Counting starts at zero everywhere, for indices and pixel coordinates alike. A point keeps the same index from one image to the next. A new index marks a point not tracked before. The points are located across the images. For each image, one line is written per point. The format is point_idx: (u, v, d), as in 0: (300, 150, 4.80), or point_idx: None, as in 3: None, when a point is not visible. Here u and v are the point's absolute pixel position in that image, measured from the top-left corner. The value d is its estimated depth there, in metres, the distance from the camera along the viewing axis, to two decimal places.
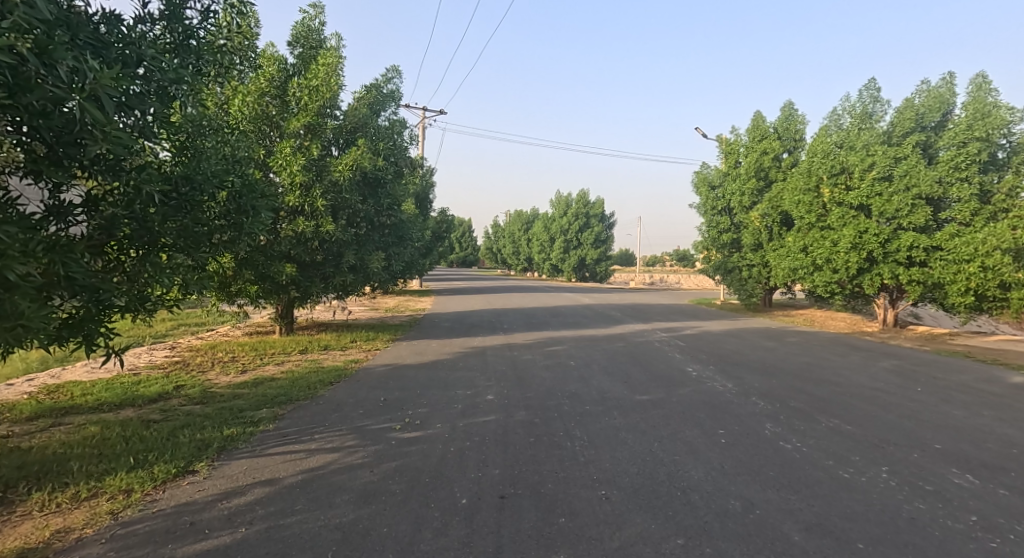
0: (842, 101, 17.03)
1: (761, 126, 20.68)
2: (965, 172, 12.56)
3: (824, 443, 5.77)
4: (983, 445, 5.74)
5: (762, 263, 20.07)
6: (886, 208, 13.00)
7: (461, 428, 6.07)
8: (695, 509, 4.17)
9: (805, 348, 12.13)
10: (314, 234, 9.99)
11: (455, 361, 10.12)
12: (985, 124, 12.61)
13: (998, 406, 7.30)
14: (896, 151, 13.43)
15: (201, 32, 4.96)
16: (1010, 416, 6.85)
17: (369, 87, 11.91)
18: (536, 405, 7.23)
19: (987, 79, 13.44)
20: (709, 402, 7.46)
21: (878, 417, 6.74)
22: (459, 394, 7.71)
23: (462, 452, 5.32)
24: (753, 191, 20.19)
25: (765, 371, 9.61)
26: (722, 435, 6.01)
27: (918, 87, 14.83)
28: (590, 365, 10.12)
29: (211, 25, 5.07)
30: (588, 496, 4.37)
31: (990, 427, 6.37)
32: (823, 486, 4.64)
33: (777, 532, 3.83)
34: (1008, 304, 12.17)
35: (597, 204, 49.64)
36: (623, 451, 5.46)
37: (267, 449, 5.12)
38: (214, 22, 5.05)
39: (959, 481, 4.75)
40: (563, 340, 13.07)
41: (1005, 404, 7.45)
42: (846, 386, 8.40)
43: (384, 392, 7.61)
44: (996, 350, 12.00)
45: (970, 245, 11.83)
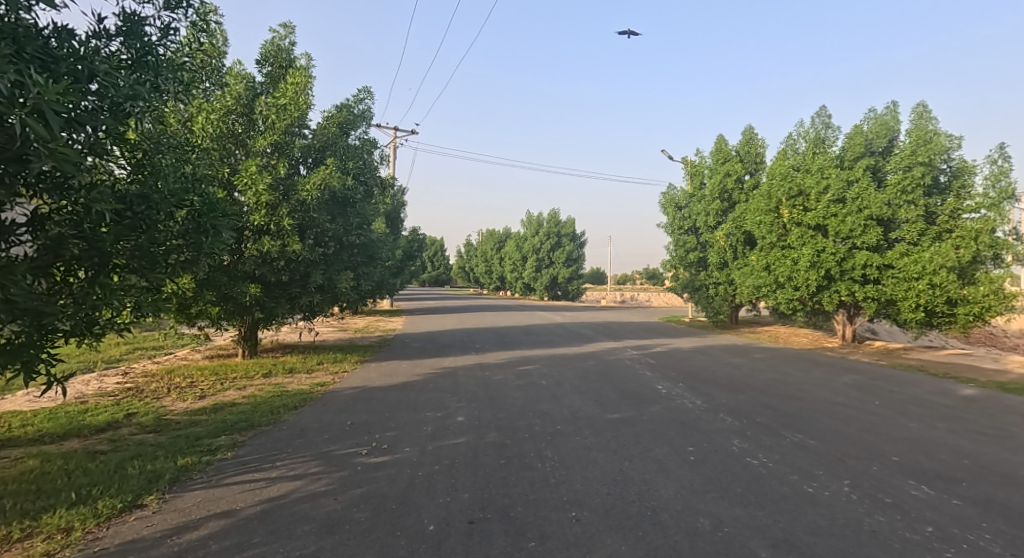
0: (796, 127, 17.52)
1: (724, 149, 21.29)
2: (912, 196, 12.97)
3: (789, 458, 5.85)
4: (937, 456, 5.91)
5: (728, 281, 20.57)
6: (841, 228, 13.46)
7: (431, 452, 5.99)
8: (665, 529, 4.16)
9: (771, 364, 12.35)
10: (280, 254, 9.86)
11: (425, 382, 10.00)
12: (928, 149, 12.98)
13: (950, 418, 7.52)
14: (848, 175, 13.85)
15: (161, 49, 4.87)
16: (962, 428, 7.08)
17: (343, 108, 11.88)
18: (508, 426, 7.18)
19: (928, 109, 14.04)
20: (680, 420, 7.52)
21: (840, 431, 6.89)
22: (429, 416, 7.61)
23: (431, 477, 5.23)
24: (717, 212, 20.77)
25: (731, 387, 9.72)
26: (692, 452, 6.07)
27: (867, 114, 15.38)
28: (561, 384, 10.14)
29: (173, 42, 4.99)
30: (559, 518, 4.33)
31: (944, 439, 6.56)
32: (788, 501, 4.70)
33: (744, 549, 3.85)
34: (957, 320, 12.79)
35: (569, 223, 50.16)
36: (594, 471, 5.46)
37: (224, 478, 4.96)
38: (176, 39, 4.97)
39: (916, 493, 4.86)
40: (536, 359, 13.06)
41: (957, 416, 7.71)
42: (809, 401, 8.54)
43: (350, 415, 7.46)
44: (948, 364, 12.43)
45: (918, 263, 12.40)
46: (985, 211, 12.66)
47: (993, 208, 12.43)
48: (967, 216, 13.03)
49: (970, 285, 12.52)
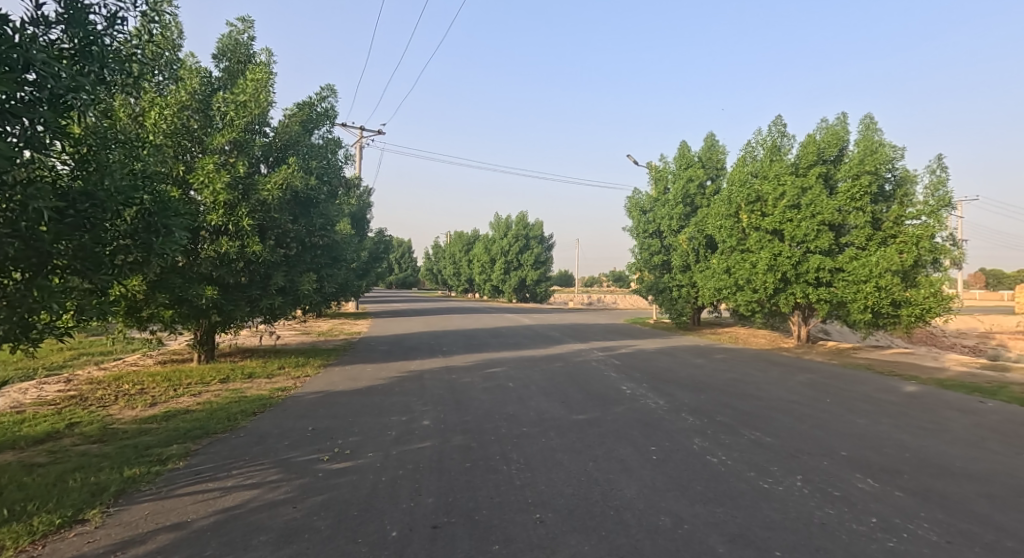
0: (754, 135, 17.91)
1: (687, 155, 21.77)
2: (861, 203, 13.44)
3: (747, 455, 6.00)
4: (882, 450, 6.15)
5: (690, 283, 20.99)
6: (797, 232, 13.93)
7: (395, 457, 5.94)
8: (627, 528, 4.22)
9: (731, 365, 12.64)
10: (239, 254, 9.65)
11: (391, 386, 9.91)
12: (874, 159, 13.45)
13: (894, 414, 7.83)
14: (802, 181, 14.22)
15: (107, 39, 4.71)
16: (905, 423, 7.39)
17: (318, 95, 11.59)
18: (474, 428, 7.17)
19: (874, 121, 14.60)
20: (644, 420, 7.64)
21: (795, 428, 7.11)
22: (394, 420, 7.55)
23: (394, 482, 5.19)
24: (680, 216, 21.24)
25: (692, 387, 9.92)
26: (654, 451, 6.17)
27: (819, 124, 15.85)
28: (527, 386, 10.18)
29: (121, 32, 4.83)
30: (524, 520, 4.35)
31: (888, 433, 6.84)
32: (745, 497, 4.83)
33: (703, 545, 3.93)
34: (901, 320, 13.43)
35: (537, 226, 50.35)
36: (559, 472, 5.50)
37: (175, 489, 4.82)
38: (123, 29, 4.82)
39: (862, 485, 5.05)
40: (503, 361, 13.07)
41: (901, 411, 8.04)
42: (766, 400, 8.77)
43: (312, 420, 7.33)
44: (893, 362, 12.98)
45: (865, 268, 12.93)
46: (924, 218, 13.22)
47: (932, 215, 13.01)
48: (908, 223, 13.57)
49: (912, 288, 13.18)
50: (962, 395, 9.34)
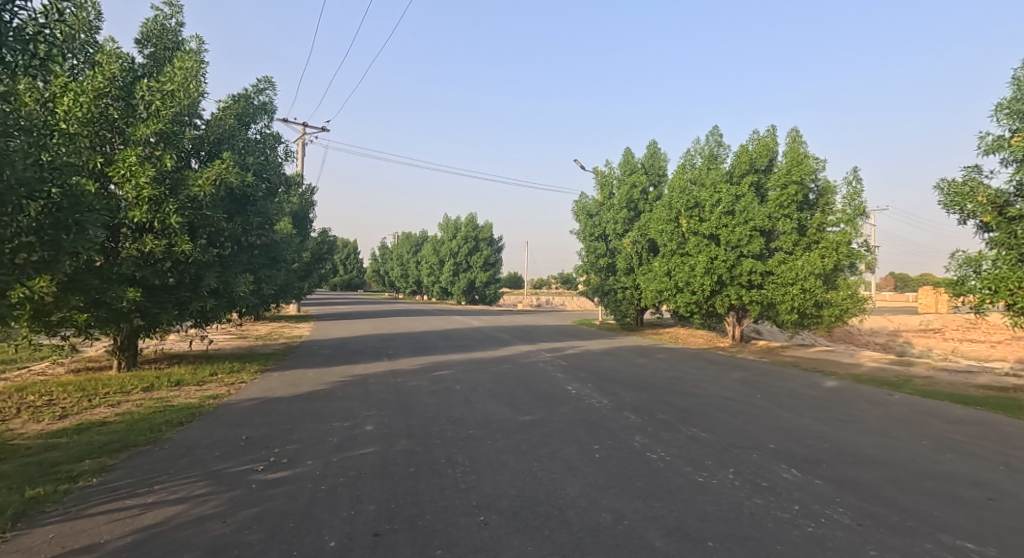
0: (693, 144, 18.48)
1: (631, 161, 22.30)
2: (789, 210, 14.14)
3: (684, 451, 6.18)
4: (806, 441, 6.47)
5: (634, 286, 21.49)
6: (732, 237, 14.51)
7: (335, 464, 5.79)
8: (570, 526, 4.26)
9: (671, 363, 13.02)
10: (165, 254, 9.20)
11: (333, 391, 9.66)
12: (800, 169, 14.02)
13: (816, 407, 8.26)
14: (736, 190, 14.84)
15: (4, 15, 4.34)
16: (827, 415, 7.81)
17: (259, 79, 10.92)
18: (419, 433, 7.08)
19: (799, 133, 15.32)
20: (588, 419, 7.73)
21: (729, 423, 7.38)
22: (335, 426, 7.36)
23: (334, 491, 5.05)
24: (625, 221, 21.70)
25: (634, 386, 10.14)
26: (597, 450, 6.25)
27: (751, 135, 16.54)
28: (474, 388, 10.15)
29: (22, 9, 4.48)
30: (467, 523, 4.32)
31: (812, 426, 7.20)
32: (681, 491, 4.96)
33: (641, 540, 4.01)
34: (824, 320, 14.25)
35: (486, 228, 50.33)
36: (503, 474, 5.50)
37: (88, 509, 4.53)
38: (24, 5, 4.46)
39: (788, 475, 5.30)
40: (450, 364, 12.98)
41: (824, 405, 8.49)
42: (704, 397, 9.06)
43: (246, 429, 7.06)
44: (817, 359, 13.72)
45: (792, 271, 13.63)
46: (844, 226, 14.07)
47: (850, 223, 13.84)
48: (829, 230, 14.37)
49: (833, 290, 14.04)
50: (876, 389, 9.96)
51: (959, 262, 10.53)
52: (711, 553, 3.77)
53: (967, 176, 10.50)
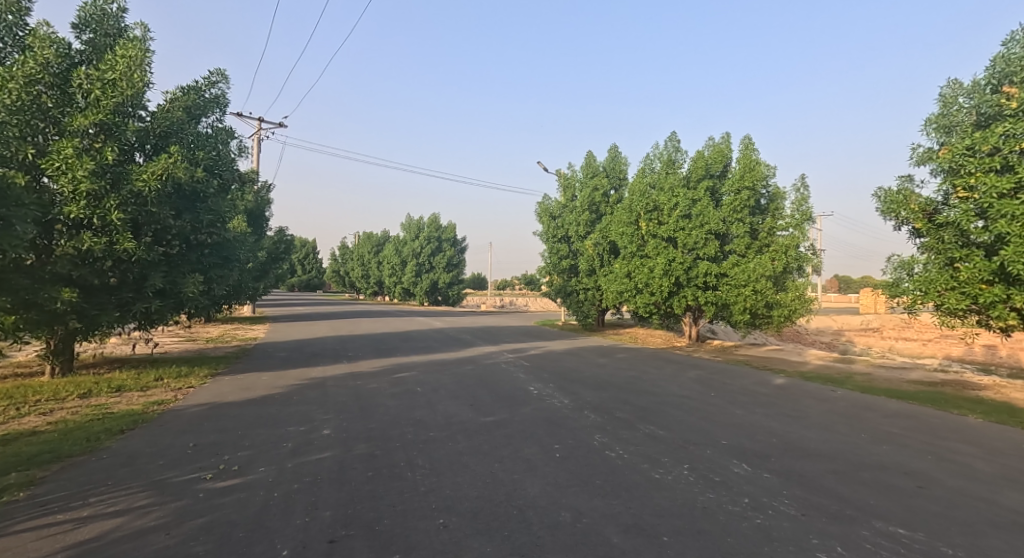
0: (652, 149, 18.82)
1: (593, 164, 22.53)
2: (741, 215, 14.60)
3: (642, 448, 6.26)
4: (756, 436, 6.65)
5: (595, 287, 21.73)
6: (688, 240, 14.82)
7: (290, 470, 5.63)
8: (529, 526, 4.25)
9: (630, 363, 13.20)
10: (105, 252, 8.83)
11: (289, 395, 9.41)
12: (752, 176, 14.53)
13: (766, 404, 8.51)
14: (693, 195, 15.18)
15: None
16: (777, 411, 8.06)
17: (216, 68, 10.56)
18: (378, 436, 6.96)
19: (752, 141, 15.80)
20: (549, 419, 7.75)
21: (685, 420, 7.51)
22: (290, 431, 7.17)
23: (288, 498, 4.91)
24: (587, 223, 21.90)
25: (595, 385, 10.23)
26: (558, 449, 6.27)
27: (707, 141, 16.97)
28: (436, 390, 10.05)
29: None
30: (426, 527, 4.26)
31: (764, 421, 7.41)
32: (638, 487, 5.02)
33: (599, 537, 4.03)
34: (774, 321, 14.74)
35: (449, 228, 50.07)
36: (464, 475, 5.45)
37: (16, 525, 4.28)
38: None
39: (739, 470, 5.43)
40: (412, 366, 12.83)
41: (774, 401, 8.75)
42: (661, 395, 9.21)
43: (194, 436, 6.80)
44: (768, 358, 14.17)
45: (745, 273, 14.07)
46: (792, 230, 14.63)
47: (798, 228, 14.37)
48: (779, 233, 14.94)
49: (782, 292, 14.58)
50: (820, 385, 10.35)
51: (894, 265, 11.00)
52: (667, 548, 3.82)
53: (902, 185, 11.03)
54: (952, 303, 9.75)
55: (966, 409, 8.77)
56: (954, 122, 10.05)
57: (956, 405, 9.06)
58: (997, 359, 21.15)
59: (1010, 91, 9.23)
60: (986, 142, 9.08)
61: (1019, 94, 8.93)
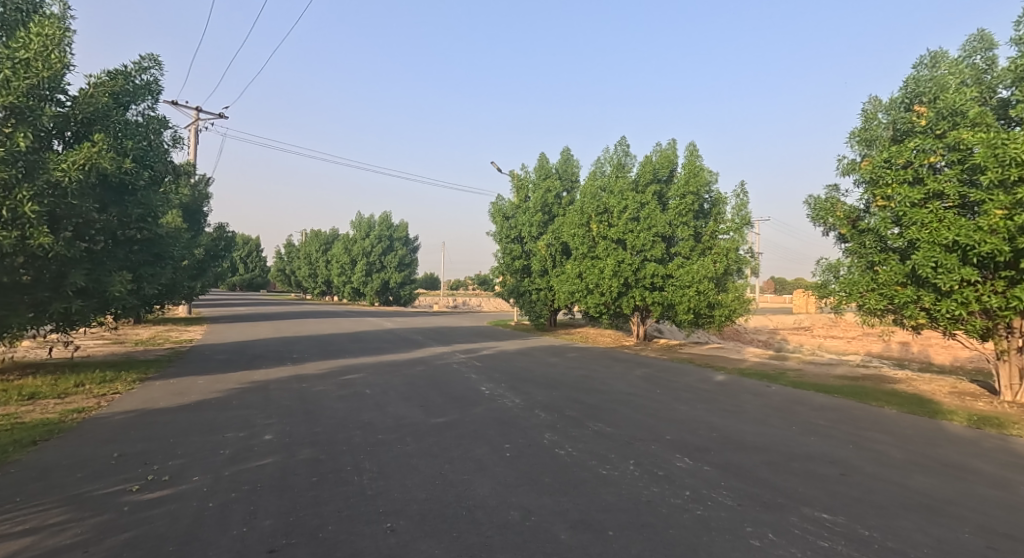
0: (603, 152, 19.06)
1: (545, 166, 22.63)
2: (686, 218, 14.97)
3: (590, 445, 6.27)
4: (697, 431, 6.79)
5: (547, 287, 21.84)
6: (636, 242, 15.07)
7: (226, 478, 5.34)
8: (478, 526, 4.15)
9: (581, 362, 13.30)
10: (17, 247, 8.10)
11: (228, 399, 8.99)
12: (696, 181, 14.93)
13: (708, 399, 8.72)
14: (641, 198, 15.43)
15: None
16: (717, 406, 8.27)
17: (158, 57, 9.93)
18: (324, 440, 6.71)
19: (696, 147, 16.20)
20: (500, 419, 7.68)
21: (632, 417, 7.59)
22: (228, 437, 6.83)
23: (224, 507, 4.64)
24: (539, 224, 21.97)
25: (546, 384, 10.22)
26: (508, 449, 6.20)
27: (655, 146, 17.33)
28: (385, 392, 9.82)
29: None
30: (372, 531, 4.11)
31: (705, 417, 7.58)
32: (586, 484, 5.01)
33: (547, 534, 3.99)
34: (715, 320, 15.17)
35: (401, 227, 49.39)
36: (413, 478, 5.30)
37: None
38: None
39: (682, 464, 5.52)
40: (361, 367, 12.51)
41: (716, 397, 8.98)
42: (609, 393, 9.30)
43: (121, 445, 6.38)
44: (710, 355, 14.58)
45: (689, 275, 14.46)
46: (732, 233, 15.16)
47: (738, 232, 14.88)
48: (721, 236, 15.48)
49: (723, 293, 15.08)
50: (756, 381, 10.71)
51: (821, 268, 11.53)
52: (614, 543, 3.81)
53: (829, 194, 11.54)
54: (872, 303, 10.23)
55: (883, 401, 9.28)
56: (874, 135, 10.65)
57: (875, 397, 9.57)
58: (913, 354, 22.60)
59: (920, 110, 9.77)
60: (901, 156, 9.58)
61: (928, 113, 9.48)
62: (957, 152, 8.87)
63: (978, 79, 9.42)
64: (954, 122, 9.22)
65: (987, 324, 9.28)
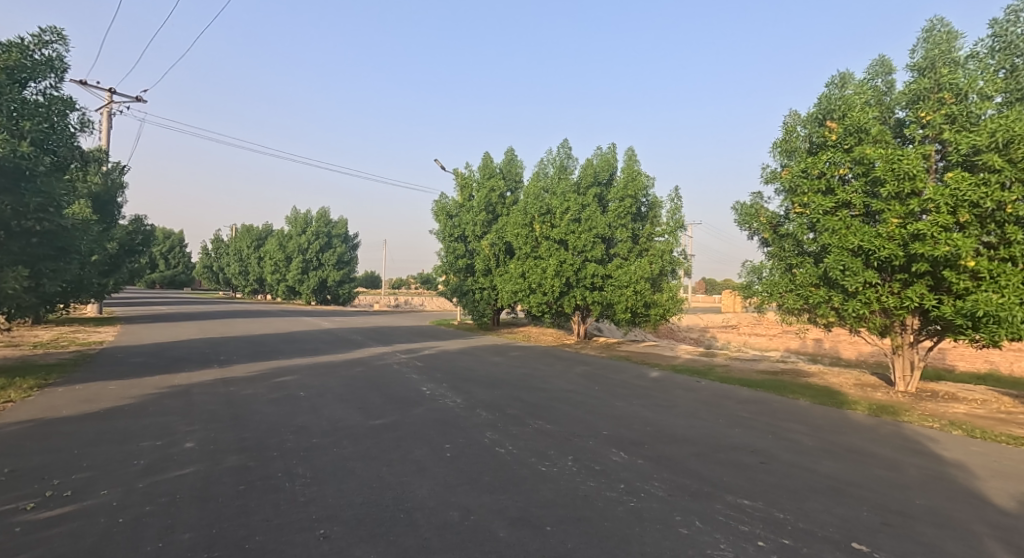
0: (546, 154, 19.09)
1: (490, 166, 22.41)
2: (625, 221, 15.18)
3: (530, 443, 6.16)
4: (632, 425, 6.83)
5: (491, 286, 21.66)
6: (577, 243, 15.14)
7: (141, 491, 4.89)
8: (416, 528, 3.94)
9: (523, 361, 13.23)
10: None
11: (145, 406, 8.34)
12: (635, 185, 15.15)
13: (642, 395, 8.83)
14: (583, 200, 15.54)
15: None
16: (650, 401, 8.38)
17: (61, 32, 8.65)
18: (254, 446, 6.30)
19: (635, 152, 16.48)
20: (441, 419, 7.45)
21: (571, 414, 7.55)
22: (144, 447, 6.30)
23: (137, 522, 4.22)
24: (483, 223, 21.77)
25: (488, 383, 10.07)
26: (449, 449, 6.00)
27: (596, 150, 17.54)
28: (322, 394, 9.38)
29: None
30: (304, 539, 3.82)
31: (637, 411, 7.64)
32: (526, 481, 4.89)
33: (486, 532, 3.83)
34: (650, 319, 15.43)
35: (340, 223, 47.93)
36: (350, 482, 5.02)
37: None
38: None
39: (617, 458, 5.50)
40: (296, 369, 11.96)
41: (649, 392, 9.10)
42: (549, 391, 9.25)
43: (16, 460, 5.75)
44: (645, 353, 14.85)
45: (626, 275, 14.67)
46: (667, 236, 15.51)
47: (672, 234, 15.23)
48: (657, 239, 15.80)
49: (659, 293, 15.39)
50: (687, 377, 10.95)
51: (746, 270, 11.87)
52: (551, 538, 3.70)
53: (754, 201, 11.96)
54: (790, 303, 10.72)
55: (799, 393, 9.71)
56: (794, 147, 10.97)
57: (791, 390, 10.01)
58: (829, 349, 23.94)
59: (831, 126, 10.12)
60: (814, 166, 10.00)
61: (837, 129, 9.86)
62: (862, 166, 9.38)
63: (880, 100, 9.96)
64: (859, 138, 9.65)
65: (886, 322, 10.00)
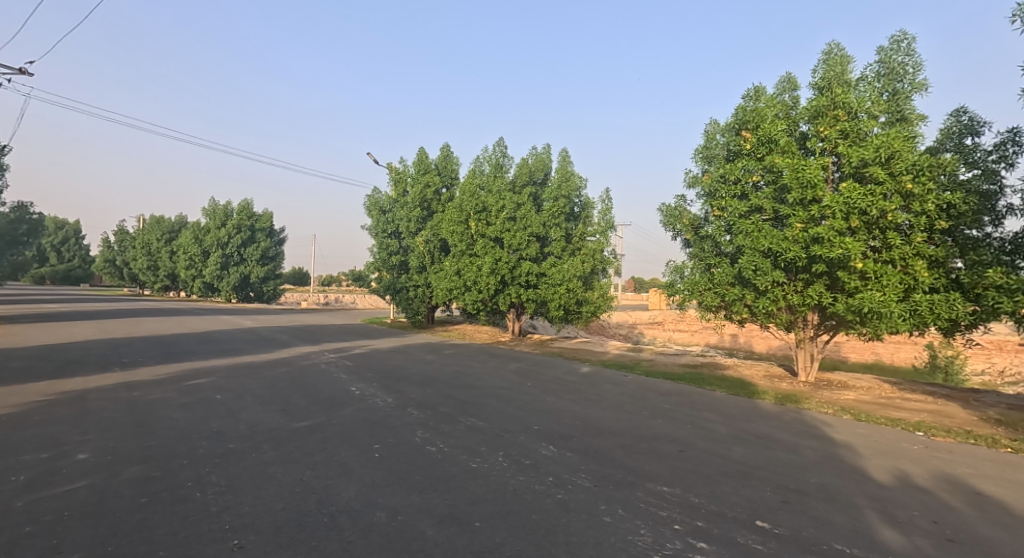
0: (482, 153, 18.89)
1: (425, 161, 21.90)
2: (559, 220, 15.26)
3: (461, 440, 5.96)
4: (562, 420, 6.77)
5: (426, 284, 21.22)
6: (513, 241, 15.02)
7: (24, 509, 4.31)
8: (339, 532, 3.66)
9: (456, 358, 12.99)
10: None
11: (34, 415, 7.48)
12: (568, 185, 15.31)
13: (572, 390, 8.82)
14: (518, 199, 15.52)
15: None
16: (579, 396, 8.38)
17: None
18: (161, 455, 5.74)
19: (569, 154, 16.62)
20: (370, 419, 7.12)
21: (503, 410, 7.42)
22: (28, 460, 5.61)
23: (16, 543, 3.68)
24: (417, 219, 21.30)
25: (420, 382, 9.76)
26: (377, 449, 5.70)
27: (532, 150, 17.58)
28: (241, 396, 8.79)
29: None
30: (214, 551, 3.46)
31: (568, 406, 7.60)
32: (456, 478, 4.69)
33: (413, 532, 3.61)
34: (582, 317, 15.59)
35: (266, 216, 45.61)
36: (269, 488, 4.65)
37: None
38: None
39: (547, 452, 5.40)
40: (213, 371, 11.18)
41: (581, 387, 9.11)
42: (483, 388, 9.07)
43: None
44: (577, 349, 14.96)
45: (560, 274, 14.73)
46: (599, 235, 15.71)
47: (603, 234, 15.45)
48: (589, 238, 15.99)
49: (591, 292, 15.55)
50: (615, 372, 11.08)
51: (670, 269, 12.17)
52: (479, 534, 3.53)
53: (678, 203, 12.28)
54: (708, 300, 11.06)
55: (715, 384, 10.05)
56: (714, 154, 11.36)
57: (709, 382, 10.35)
58: (743, 344, 25.16)
59: (746, 135, 10.46)
60: (731, 173, 10.41)
61: (751, 138, 10.25)
62: (772, 174, 9.77)
63: (786, 114, 10.26)
64: (770, 148, 10.08)
65: (791, 319, 10.49)
